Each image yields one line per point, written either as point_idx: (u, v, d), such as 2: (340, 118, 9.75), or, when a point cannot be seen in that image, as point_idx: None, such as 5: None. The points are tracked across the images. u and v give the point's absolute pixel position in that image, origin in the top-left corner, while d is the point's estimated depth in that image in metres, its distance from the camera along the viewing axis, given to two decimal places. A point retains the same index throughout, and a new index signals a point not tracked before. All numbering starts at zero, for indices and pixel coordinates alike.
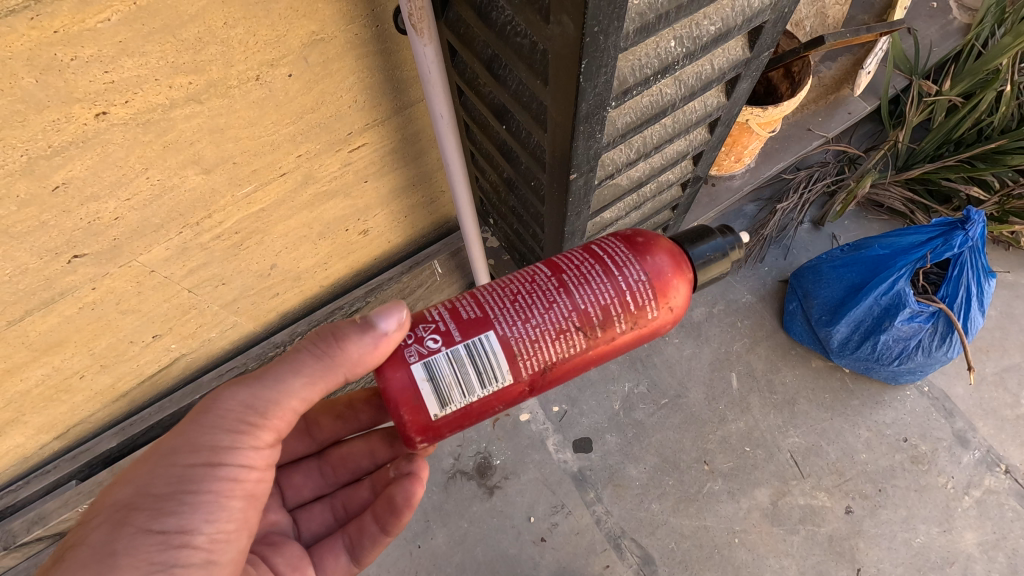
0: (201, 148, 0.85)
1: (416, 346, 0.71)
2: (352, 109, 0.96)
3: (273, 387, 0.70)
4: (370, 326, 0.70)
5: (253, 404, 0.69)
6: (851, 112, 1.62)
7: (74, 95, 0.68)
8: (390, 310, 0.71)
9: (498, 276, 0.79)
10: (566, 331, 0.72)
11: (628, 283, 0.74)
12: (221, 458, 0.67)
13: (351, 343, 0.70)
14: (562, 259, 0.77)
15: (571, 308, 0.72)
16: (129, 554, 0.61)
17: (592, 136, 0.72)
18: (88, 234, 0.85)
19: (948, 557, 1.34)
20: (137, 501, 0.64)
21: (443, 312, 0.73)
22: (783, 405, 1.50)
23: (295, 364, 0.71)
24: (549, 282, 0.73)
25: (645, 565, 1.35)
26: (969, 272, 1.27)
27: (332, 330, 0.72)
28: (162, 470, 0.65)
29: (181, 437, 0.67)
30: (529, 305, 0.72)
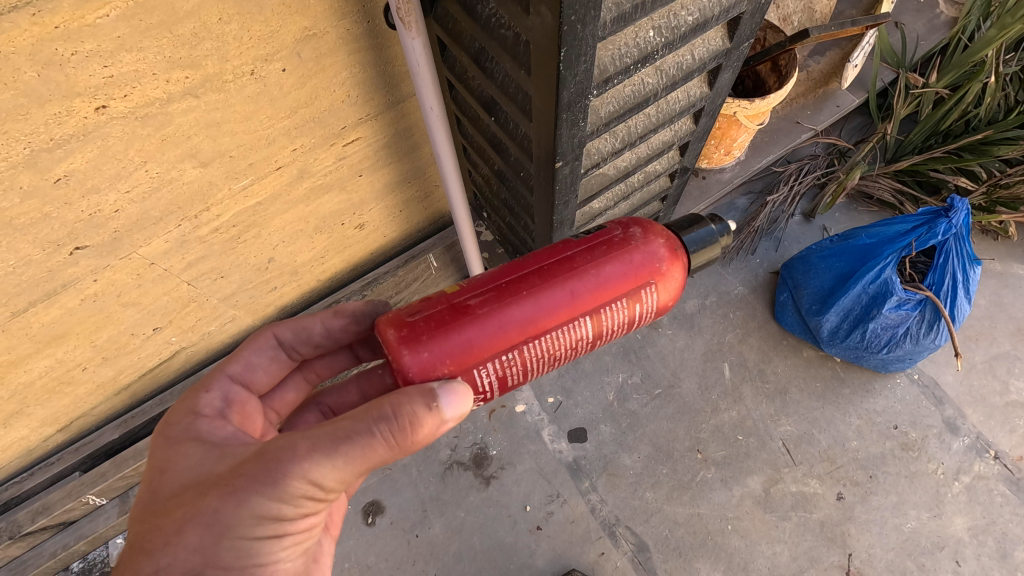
0: (198, 142, 0.87)
1: (468, 413, 0.77)
2: (345, 103, 0.99)
3: (340, 467, 0.62)
4: (436, 407, 0.65)
5: (318, 482, 0.62)
6: (839, 106, 1.64)
7: (75, 89, 0.70)
8: (455, 405, 0.67)
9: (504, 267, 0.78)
10: (586, 351, 0.84)
11: (636, 284, 0.79)
12: (286, 532, 0.64)
13: (423, 426, 0.65)
14: (573, 257, 0.78)
15: (584, 312, 0.77)
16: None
17: (576, 125, 0.74)
18: (89, 226, 0.87)
19: (939, 542, 1.36)
20: (206, 571, 0.62)
21: (493, 382, 0.75)
22: (775, 394, 1.52)
23: (365, 448, 0.62)
24: (565, 287, 0.76)
25: (640, 552, 1.37)
26: (954, 260, 1.29)
27: (406, 414, 0.63)
28: (227, 545, 0.61)
29: (242, 513, 0.61)
30: (547, 313, 0.75)
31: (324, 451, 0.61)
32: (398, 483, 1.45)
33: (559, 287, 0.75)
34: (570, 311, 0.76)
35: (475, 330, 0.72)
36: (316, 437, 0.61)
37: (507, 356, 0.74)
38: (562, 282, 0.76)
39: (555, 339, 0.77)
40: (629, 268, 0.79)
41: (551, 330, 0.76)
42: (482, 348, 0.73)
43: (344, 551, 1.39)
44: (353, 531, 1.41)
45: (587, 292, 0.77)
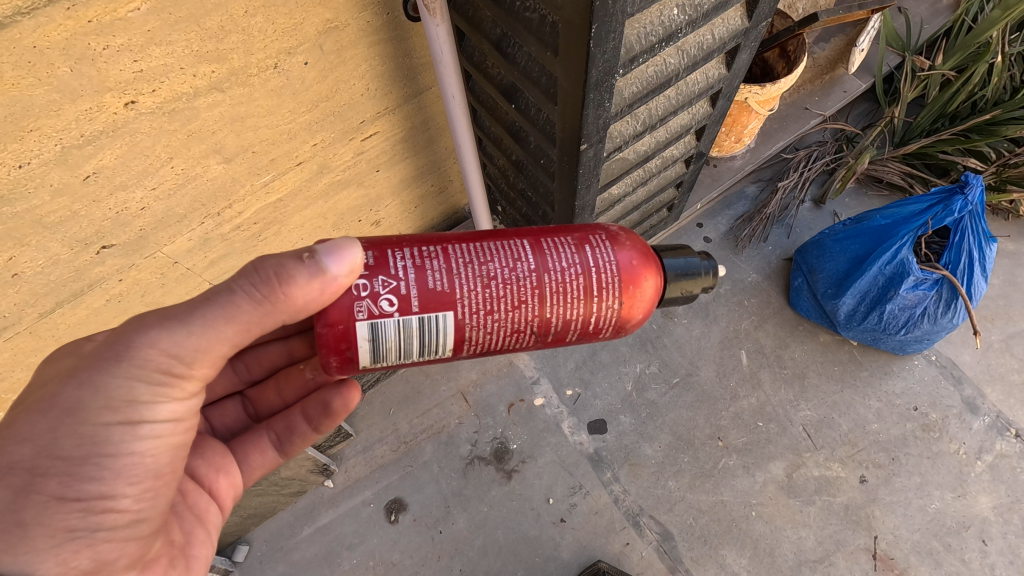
0: (222, 137, 0.88)
1: (368, 302, 0.69)
2: (365, 96, 1.00)
3: (199, 335, 0.64)
4: (316, 272, 0.65)
5: (176, 353, 0.64)
6: (846, 91, 1.66)
7: (106, 84, 0.71)
8: (341, 251, 0.67)
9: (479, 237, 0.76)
10: (524, 316, 0.73)
11: (599, 288, 0.75)
12: (140, 417, 0.62)
13: (294, 288, 0.66)
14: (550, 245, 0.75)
15: (536, 309, 0.73)
16: (44, 523, 0.58)
17: (602, 105, 0.75)
18: (117, 225, 0.88)
19: (964, 521, 1.36)
20: (44, 465, 0.59)
21: (408, 267, 0.70)
22: (793, 379, 1.52)
23: (226, 308, 0.65)
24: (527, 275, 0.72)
25: (665, 541, 1.37)
26: (970, 238, 1.30)
27: (269, 269, 0.65)
28: (68, 429, 0.60)
29: (86, 389, 0.61)
30: (498, 295, 0.72)
31: (178, 318, 0.63)
32: (419, 480, 1.45)
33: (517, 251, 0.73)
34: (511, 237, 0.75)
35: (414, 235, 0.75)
36: (171, 310, 0.64)
37: (431, 250, 0.72)
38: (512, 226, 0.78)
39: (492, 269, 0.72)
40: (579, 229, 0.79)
41: (485, 244, 0.74)
42: (411, 243, 0.73)
43: (368, 549, 1.39)
44: (376, 529, 1.41)
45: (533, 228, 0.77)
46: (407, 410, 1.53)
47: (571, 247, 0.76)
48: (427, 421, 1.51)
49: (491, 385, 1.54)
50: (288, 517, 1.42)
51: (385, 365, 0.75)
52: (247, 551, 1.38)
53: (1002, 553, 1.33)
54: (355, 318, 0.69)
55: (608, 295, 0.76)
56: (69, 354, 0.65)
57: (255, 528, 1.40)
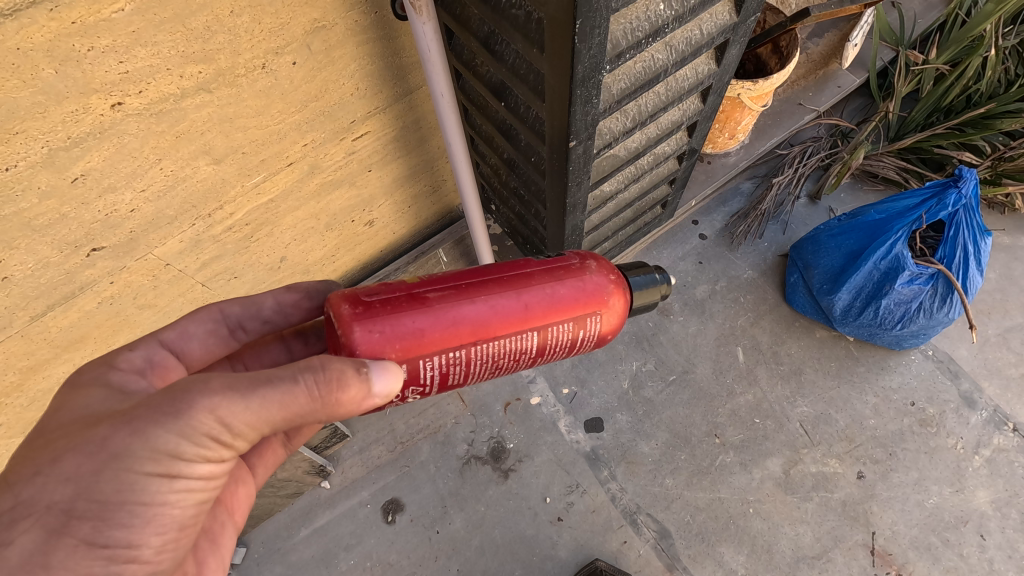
0: (211, 138, 0.88)
1: (400, 401, 0.76)
2: (355, 96, 0.99)
3: (251, 413, 0.60)
4: (368, 382, 0.65)
5: (228, 426, 0.60)
6: (841, 86, 1.65)
7: (91, 85, 0.71)
8: (386, 374, 0.67)
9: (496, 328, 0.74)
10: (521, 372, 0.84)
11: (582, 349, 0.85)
12: (180, 473, 0.59)
13: (346, 394, 0.64)
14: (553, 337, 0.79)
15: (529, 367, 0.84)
16: (67, 568, 0.55)
17: (589, 101, 0.75)
18: (106, 227, 0.88)
19: (962, 516, 1.36)
20: (79, 508, 0.56)
21: (435, 377, 0.74)
22: (790, 375, 1.52)
23: (283, 396, 0.61)
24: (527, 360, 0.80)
25: (662, 539, 1.37)
26: (965, 232, 1.29)
27: (334, 370, 0.63)
28: (111, 475, 0.56)
29: (137, 439, 0.57)
30: (501, 370, 0.80)
31: (239, 393, 0.59)
32: (416, 480, 1.45)
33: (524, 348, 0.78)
34: (523, 328, 0.76)
35: (432, 326, 0.72)
36: (233, 378, 0.60)
37: (451, 356, 0.73)
38: (521, 298, 0.76)
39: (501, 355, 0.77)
40: (582, 302, 0.79)
41: (497, 340, 0.75)
42: (431, 345, 0.71)
43: (365, 550, 1.39)
44: (373, 530, 1.41)
45: (542, 311, 0.76)
46: (404, 410, 1.52)
47: (571, 331, 0.80)
48: (423, 421, 1.51)
49: (487, 385, 1.54)
50: (285, 518, 1.42)
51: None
52: (244, 553, 1.38)
53: (1000, 548, 1.33)
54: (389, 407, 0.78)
55: (589, 341, 0.83)
56: (97, 383, 0.68)
57: (251, 530, 1.40)
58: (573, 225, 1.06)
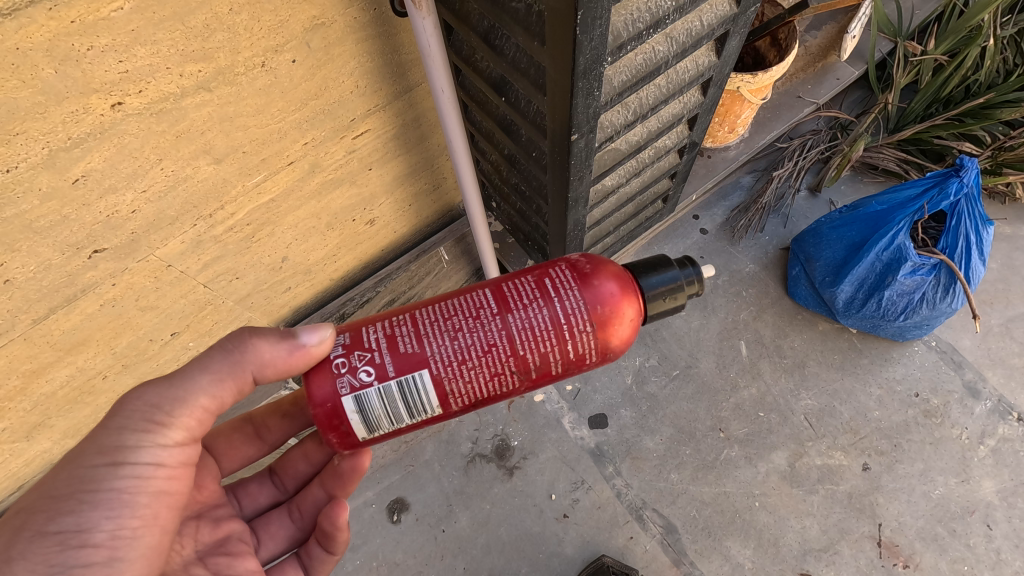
0: (212, 138, 0.87)
1: (349, 377, 0.74)
2: (355, 94, 0.99)
3: (180, 387, 0.72)
4: (288, 339, 0.75)
5: (159, 403, 0.71)
6: (839, 78, 1.65)
7: (91, 85, 0.70)
8: (312, 327, 0.76)
9: (443, 297, 0.81)
10: (498, 355, 0.76)
11: (571, 325, 0.77)
12: (124, 457, 0.68)
13: (265, 344, 0.76)
14: (510, 291, 0.78)
15: (509, 349, 0.76)
16: (28, 558, 0.62)
17: (591, 94, 0.74)
18: (108, 228, 0.87)
19: (969, 506, 1.36)
20: (37, 504, 0.65)
21: (380, 339, 0.76)
22: (794, 368, 1.52)
23: (202, 364, 0.74)
24: (491, 320, 0.76)
25: (668, 534, 1.36)
26: (966, 221, 1.29)
27: (244, 330, 0.77)
28: (63, 473, 0.66)
29: (85, 438, 0.68)
30: (468, 343, 0.75)
31: (165, 376, 0.73)
32: (421, 479, 1.45)
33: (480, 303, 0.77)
34: (473, 291, 0.80)
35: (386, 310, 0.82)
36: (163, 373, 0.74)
37: (400, 319, 0.78)
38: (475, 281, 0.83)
39: (451, 311, 0.78)
40: (541, 269, 0.82)
41: (448, 302, 0.79)
42: (383, 317, 0.79)
43: (371, 550, 1.38)
44: (378, 530, 1.40)
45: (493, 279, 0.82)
46: None
47: (532, 290, 0.78)
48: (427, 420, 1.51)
49: None
50: None
51: (384, 430, 0.79)
52: None
53: (1008, 538, 1.33)
54: (338, 394, 0.74)
55: (574, 316, 0.77)
56: None
57: None
58: (574, 220, 1.06)
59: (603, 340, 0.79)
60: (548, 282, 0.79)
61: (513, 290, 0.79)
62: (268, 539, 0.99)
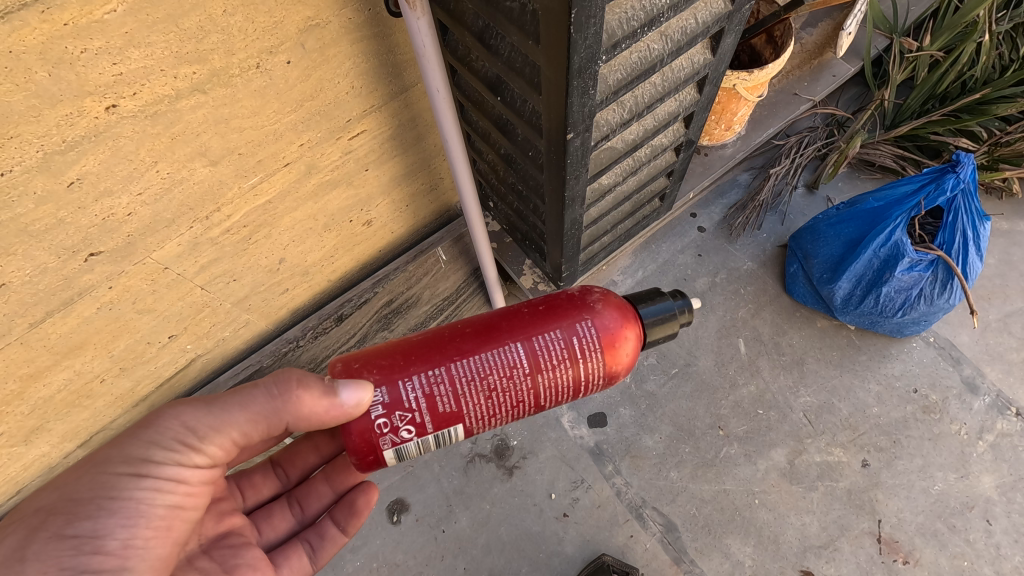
0: (207, 139, 0.87)
1: (391, 435, 0.82)
2: (350, 94, 0.99)
3: (216, 417, 0.82)
4: (330, 391, 0.79)
5: (193, 428, 0.81)
6: (836, 75, 1.65)
7: (85, 88, 0.70)
8: (352, 386, 0.80)
9: (476, 345, 0.84)
10: (524, 402, 0.85)
11: (588, 379, 0.87)
12: (146, 471, 0.77)
13: (304, 395, 0.82)
14: (542, 350, 0.84)
15: (533, 404, 0.86)
16: (41, 558, 0.69)
17: (586, 93, 0.74)
18: (104, 231, 0.87)
19: (968, 502, 1.36)
20: (58, 506, 0.73)
21: (419, 399, 0.82)
22: (792, 365, 1.52)
23: (244, 400, 0.82)
24: (523, 381, 0.84)
25: (668, 532, 1.36)
26: (963, 217, 1.29)
27: (292, 375, 0.83)
28: (89, 477, 0.75)
29: (117, 450, 0.78)
30: (499, 401, 0.84)
31: (204, 404, 0.82)
32: (421, 480, 1.45)
33: (513, 364, 0.83)
34: (503, 343, 0.84)
35: (414, 353, 0.84)
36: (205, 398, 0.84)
37: (437, 375, 0.82)
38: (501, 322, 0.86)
39: (486, 366, 0.83)
40: (568, 317, 0.86)
41: (483, 357, 0.83)
42: (419, 368, 0.82)
43: (371, 551, 1.38)
44: (378, 531, 1.40)
45: (525, 327, 0.85)
46: None
47: (560, 343, 0.85)
48: None
49: None
50: None
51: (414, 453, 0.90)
52: None
53: (1007, 532, 1.33)
54: (381, 448, 0.83)
55: (593, 367, 0.87)
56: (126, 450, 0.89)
57: None
58: (571, 219, 1.06)
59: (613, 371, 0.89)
60: (575, 339, 0.85)
61: (543, 346, 0.84)
62: (268, 530, 1.03)
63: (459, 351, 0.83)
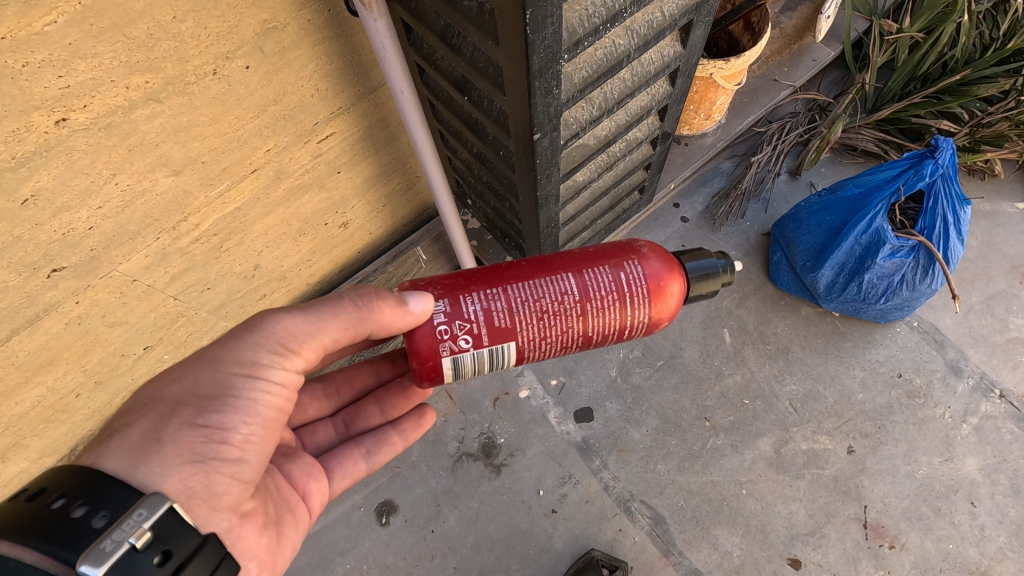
0: (167, 149, 0.85)
1: (450, 343, 0.81)
2: (315, 97, 0.97)
3: (311, 322, 0.78)
4: (401, 301, 0.79)
5: (291, 335, 0.77)
6: (815, 60, 1.64)
7: (32, 102, 0.68)
8: (420, 295, 0.80)
9: (530, 272, 0.84)
10: (573, 333, 0.84)
11: (632, 319, 0.85)
12: (259, 372, 0.73)
13: (383, 306, 0.79)
14: (591, 281, 0.83)
15: (582, 335, 0.84)
16: (174, 442, 0.66)
17: (550, 92, 0.73)
18: (65, 247, 0.85)
19: (953, 485, 1.37)
20: (183, 399, 0.70)
21: (478, 311, 0.80)
22: (777, 354, 1.52)
23: (334, 307, 0.79)
24: (573, 306, 0.82)
25: (657, 525, 1.37)
26: (944, 201, 1.27)
27: (372, 288, 0.81)
28: (206, 374, 0.71)
29: (224, 349, 0.73)
30: (551, 324, 0.82)
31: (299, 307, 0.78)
32: (408, 481, 1.44)
33: (563, 287, 0.82)
34: (558, 271, 0.84)
35: (475, 275, 0.85)
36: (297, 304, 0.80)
37: (493, 292, 0.82)
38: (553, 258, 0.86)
39: (539, 289, 0.82)
40: (615, 254, 0.86)
41: (535, 281, 0.83)
42: (476, 285, 0.83)
43: (361, 553, 1.38)
44: (368, 533, 1.40)
45: (575, 260, 0.84)
46: None
47: (609, 277, 0.84)
48: None
49: (475, 381, 1.54)
50: None
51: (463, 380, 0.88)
52: None
53: (991, 514, 1.34)
54: (441, 356, 0.81)
55: (637, 306, 0.85)
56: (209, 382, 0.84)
57: None
58: (546, 218, 1.05)
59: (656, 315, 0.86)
60: (620, 273, 0.84)
61: (592, 275, 0.83)
62: (313, 446, 1.01)
63: (514, 276, 0.83)
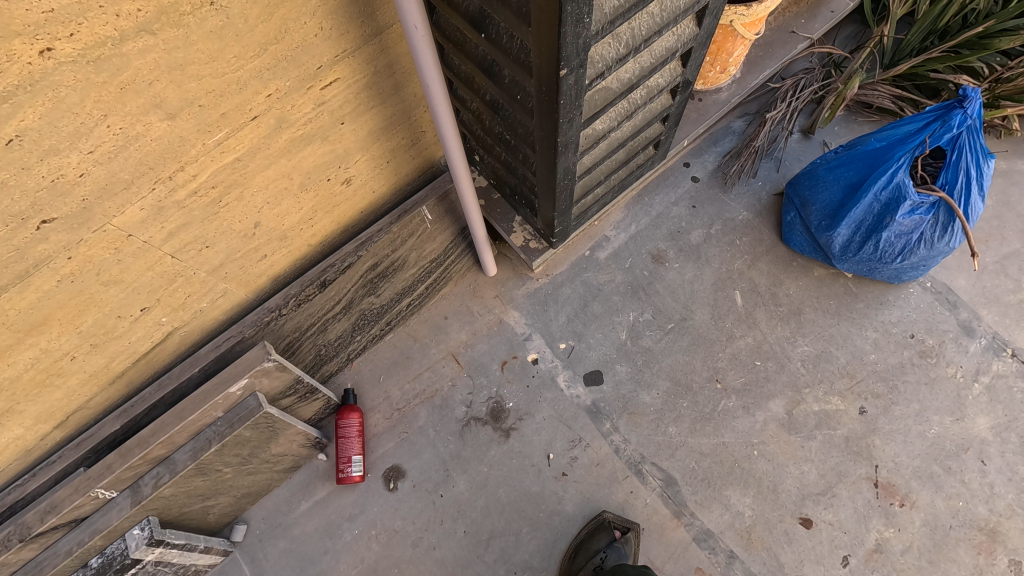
0: (162, 89, 0.79)
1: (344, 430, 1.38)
2: (319, 37, 0.90)
3: None
4: None
5: None
6: (833, 11, 1.58)
7: (13, 27, 0.61)
8: None
9: (351, 439, 1.37)
10: (345, 430, 1.37)
11: (344, 447, 1.36)
12: None
13: None
14: (347, 440, 1.37)
15: (343, 446, 1.36)
16: None
17: (581, 20, 0.67)
18: (55, 195, 0.79)
19: (963, 443, 1.36)
20: None
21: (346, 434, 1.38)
22: (789, 316, 1.50)
23: None
24: (351, 445, 1.37)
25: (668, 487, 1.36)
26: (968, 155, 1.23)
27: None
28: None
29: None
30: (349, 437, 1.37)
31: None
32: (416, 446, 1.42)
33: (356, 444, 1.37)
34: (349, 436, 1.37)
35: (355, 433, 1.38)
36: None
37: (346, 435, 1.37)
38: (355, 440, 1.37)
39: (352, 441, 1.37)
40: (348, 448, 1.36)
41: (352, 442, 1.37)
42: (355, 434, 1.38)
43: (369, 519, 1.36)
44: (375, 499, 1.38)
45: (354, 440, 1.37)
46: (397, 376, 1.50)
47: (345, 440, 1.37)
48: (419, 385, 1.48)
49: (483, 345, 1.51)
50: (285, 493, 1.40)
51: (341, 429, 1.37)
52: (245, 530, 1.37)
53: (1001, 472, 1.34)
54: (350, 429, 1.38)
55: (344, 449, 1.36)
56: None
57: (252, 507, 1.39)
58: (564, 168, 1.00)
59: (346, 478, 1.35)
60: (351, 457, 1.36)
61: (348, 447, 1.37)
62: None
63: (351, 439, 1.37)
